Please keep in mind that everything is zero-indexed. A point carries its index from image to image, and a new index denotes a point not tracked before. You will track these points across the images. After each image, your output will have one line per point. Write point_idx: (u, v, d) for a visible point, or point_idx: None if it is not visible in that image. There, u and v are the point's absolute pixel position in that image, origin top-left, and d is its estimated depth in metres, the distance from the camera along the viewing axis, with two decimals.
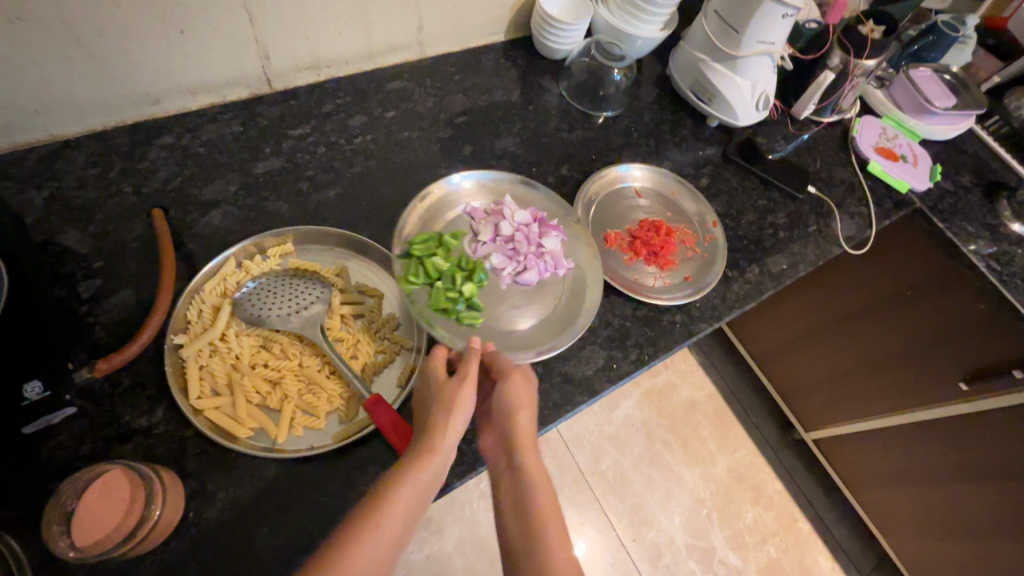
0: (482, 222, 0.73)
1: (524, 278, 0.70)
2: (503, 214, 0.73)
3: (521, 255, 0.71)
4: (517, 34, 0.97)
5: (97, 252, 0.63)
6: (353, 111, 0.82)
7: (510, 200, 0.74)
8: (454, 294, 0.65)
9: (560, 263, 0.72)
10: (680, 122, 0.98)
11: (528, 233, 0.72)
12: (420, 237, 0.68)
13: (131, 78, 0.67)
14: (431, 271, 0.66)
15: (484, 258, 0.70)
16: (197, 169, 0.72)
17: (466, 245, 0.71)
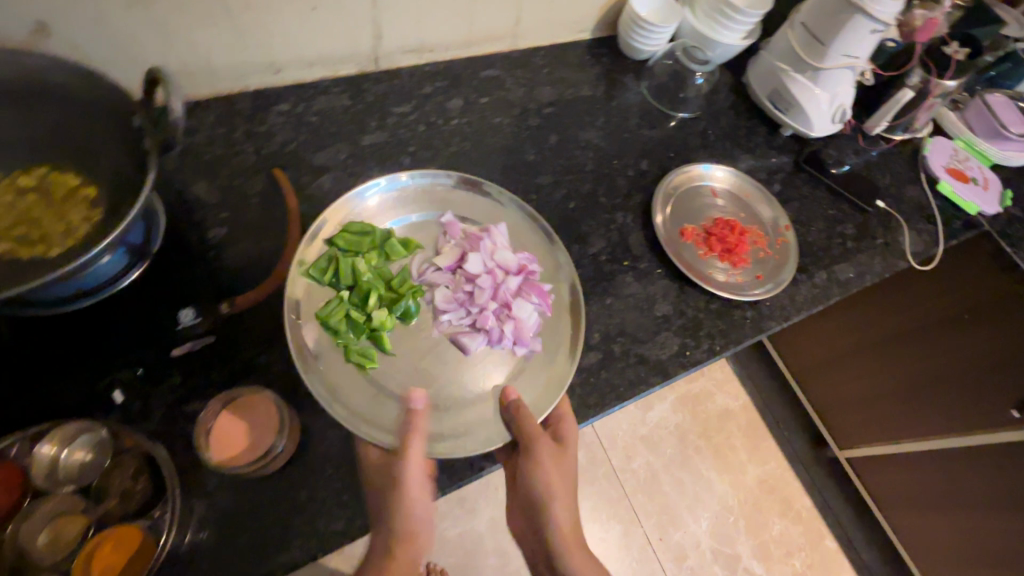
0: (449, 247, 0.68)
1: (445, 323, 0.64)
2: (477, 247, 0.68)
3: (463, 302, 0.65)
4: (604, 33, 1.01)
5: (222, 204, 0.68)
6: (451, 94, 0.87)
7: (499, 237, 0.69)
8: (361, 316, 0.61)
9: (501, 336, 0.64)
10: (754, 129, 1.00)
11: (492, 284, 0.66)
12: (365, 227, 0.66)
13: (263, 48, 0.72)
14: (353, 275, 0.62)
15: (424, 283, 0.66)
16: (310, 136, 0.77)
17: (413, 262, 0.67)
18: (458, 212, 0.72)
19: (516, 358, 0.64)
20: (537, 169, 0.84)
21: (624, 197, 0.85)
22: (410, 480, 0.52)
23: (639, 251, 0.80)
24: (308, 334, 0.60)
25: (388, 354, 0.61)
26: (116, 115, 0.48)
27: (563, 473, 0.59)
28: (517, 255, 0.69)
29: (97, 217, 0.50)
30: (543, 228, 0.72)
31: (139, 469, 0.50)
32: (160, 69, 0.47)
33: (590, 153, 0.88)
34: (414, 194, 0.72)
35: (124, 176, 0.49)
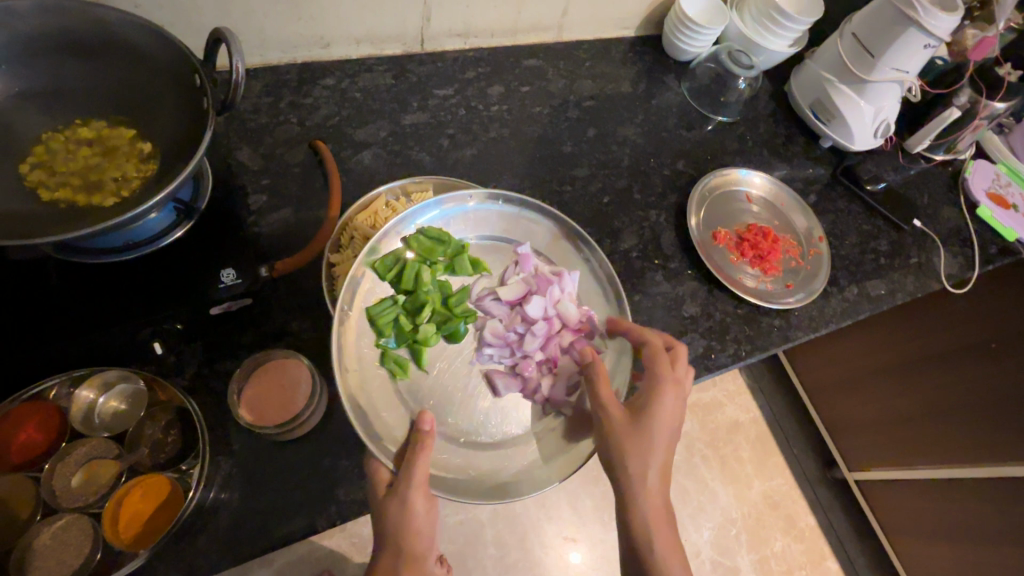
0: (516, 280, 0.64)
1: (487, 360, 0.61)
2: (544, 291, 0.64)
3: (511, 344, 0.62)
4: (649, 31, 1.00)
5: (265, 172, 0.69)
6: (492, 81, 0.87)
7: (570, 284, 0.65)
8: (409, 323, 0.59)
9: (538, 390, 0.61)
10: (793, 139, 1.00)
11: (546, 333, 0.63)
12: (443, 236, 0.62)
13: (315, 21, 0.73)
14: (414, 281, 0.59)
15: (479, 308, 0.63)
16: (352, 112, 0.77)
17: (475, 285, 0.64)
18: (534, 244, 0.68)
19: (543, 413, 0.61)
20: (572, 161, 0.84)
21: (659, 195, 0.85)
22: (416, 504, 0.50)
23: (670, 251, 0.80)
24: (352, 327, 0.56)
25: (422, 370, 0.59)
26: (180, 74, 0.49)
27: (644, 445, 0.54)
28: (580, 311, 0.64)
29: (151, 171, 0.50)
30: (617, 294, 0.66)
31: (171, 421, 0.51)
32: (227, 29, 0.48)
33: (627, 150, 0.88)
34: (498, 217, 0.67)
35: (183, 132, 0.50)
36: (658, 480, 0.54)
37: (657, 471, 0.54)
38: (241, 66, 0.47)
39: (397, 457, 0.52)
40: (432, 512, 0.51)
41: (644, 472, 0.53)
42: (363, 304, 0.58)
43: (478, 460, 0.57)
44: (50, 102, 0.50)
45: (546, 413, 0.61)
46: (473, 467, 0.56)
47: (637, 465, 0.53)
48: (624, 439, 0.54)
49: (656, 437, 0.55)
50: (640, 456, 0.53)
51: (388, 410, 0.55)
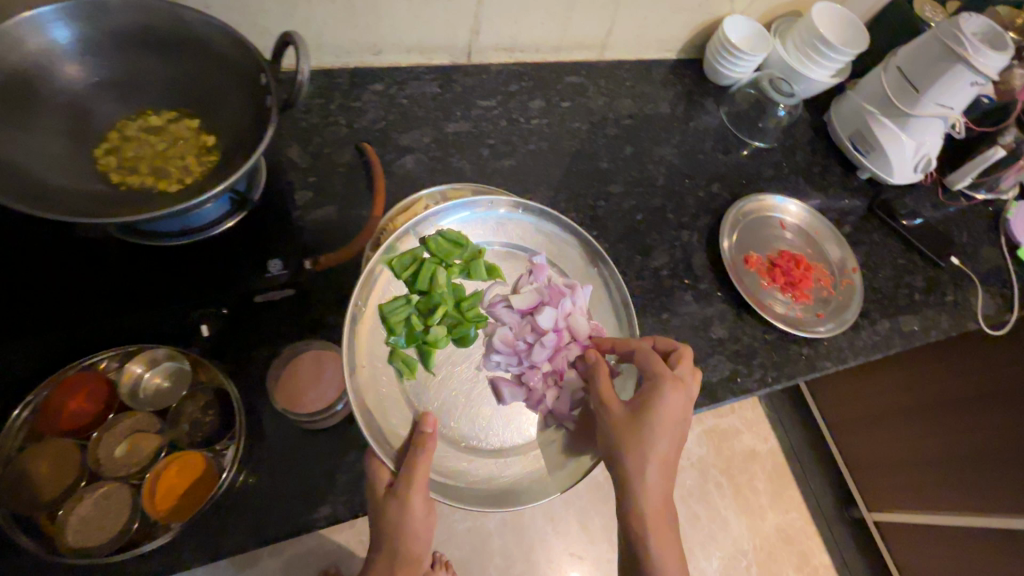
0: (528, 289, 0.64)
1: (492, 365, 0.61)
2: (556, 303, 0.64)
3: (519, 353, 0.62)
4: (690, 54, 1.01)
5: (312, 169, 0.72)
6: (534, 95, 0.89)
7: (582, 298, 0.65)
8: (419, 324, 0.59)
9: (541, 401, 0.61)
10: (830, 168, 0.99)
11: (556, 345, 0.63)
12: (460, 239, 0.62)
13: (370, 29, 0.76)
14: (428, 281, 0.60)
15: (491, 315, 0.63)
16: (398, 117, 0.80)
17: (488, 291, 0.64)
18: (550, 255, 0.69)
19: (543, 424, 0.62)
20: (608, 177, 0.85)
21: (692, 216, 0.85)
22: (413, 507, 0.51)
23: (701, 271, 0.80)
24: (364, 323, 0.57)
25: (429, 371, 0.59)
26: (248, 73, 0.52)
27: (641, 439, 0.54)
28: (591, 325, 0.64)
29: (214, 161, 0.53)
30: (625, 313, 0.68)
31: (209, 403, 0.53)
32: (297, 33, 0.50)
33: (663, 169, 0.89)
34: (518, 225, 0.68)
35: (247, 128, 0.53)
36: (657, 474, 0.54)
37: (656, 464, 0.54)
38: (307, 69, 0.49)
39: (398, 458, 0.53)
40: (429, 515, 0.52)
41: (641, 466, 0.53)
42: (376, 302, 0.59)
43: (478, 466, 0.58)
44: (128, 93, 0.53)
45: (548, 424, 0.62)
46: (473, 473, 0.58)
47: (634, 458, 0.53)
48: (620, 435, 0.54)
49: (655, 431, 0.54)
50: (637, 450, 0.53)
51: (392, 409, 0.56)
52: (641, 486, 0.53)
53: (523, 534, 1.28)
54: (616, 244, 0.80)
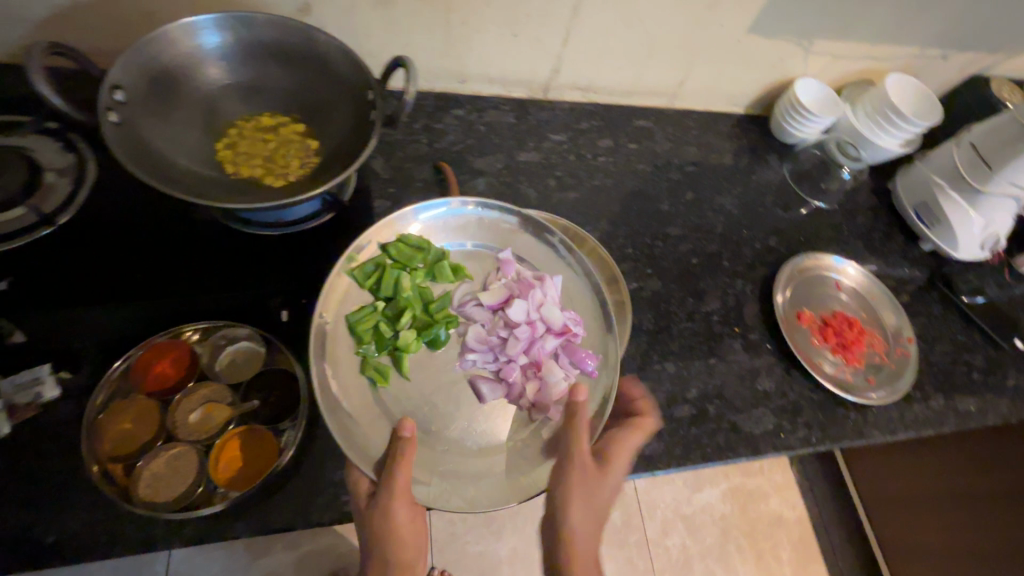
0: (497, 286, 0.65)
1: (466, 363, 0.61)
2: (526, 294, 0.63)
3: (494, 348, 0.62)
4: (758, 111, 1.04)
5: (392, 180, 0.77)
6: (603, 134, 0.93)
7: (552, 285, 0.64)
8: (387, 331, 0.60)
9: (522, 395, 0.60)
10: (891, 236, 0.99)
11: (529, 337, 0.62)
12: (421, 242, 0.63)
13: (461, 59, 0.82)
14: (391, 288, 0.60)
15: (464, 315, 0.63)
16: (475, 142, 0.85)
17: (458, 291, 0.64)
18: (518, 249, 0.68)
19: (528, 419, 0.60)
20: (667, 219, 0.88)
21: (747, 266, 0.86)
22: (397, 514, 0.52)
23: (751, 321, 0.81)
24: (330, 333, 0.58)
25: (403, 376, 0.59)
26: (358, 91, 0.58)
27: (593, 486, 0.55)
28: (565, 315, 0.63)
29: (314, 164, 0.58)
30: (601, 299, 0.65)
31: (277, 385, 0.57)
32: (408, 57, 0.56)
33: (721, 218, 0.91)
34: (484, 222, 0.68)
35: (351, 138, 0.57)
36: (591, 524, 0.55)
37: (593, 522, 0.56)
38: (414, 91, 0.54)
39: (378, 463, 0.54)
40: (412, 522, 0.54)
41: (582, 521, 0.54)
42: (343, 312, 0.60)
43: (463, 468, 0.57)
44: (250, 96, 0.59)
45: (527, 423, 0.60)
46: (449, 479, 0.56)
47: (581, 519, 0.54)
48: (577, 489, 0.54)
49: (603, 481, 0.56)
50: (585, 493, 0.55)
51: (374, 410, 0.57)
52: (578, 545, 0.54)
53: (533, 568, 1.25)
54: (669, 284, 0.81)
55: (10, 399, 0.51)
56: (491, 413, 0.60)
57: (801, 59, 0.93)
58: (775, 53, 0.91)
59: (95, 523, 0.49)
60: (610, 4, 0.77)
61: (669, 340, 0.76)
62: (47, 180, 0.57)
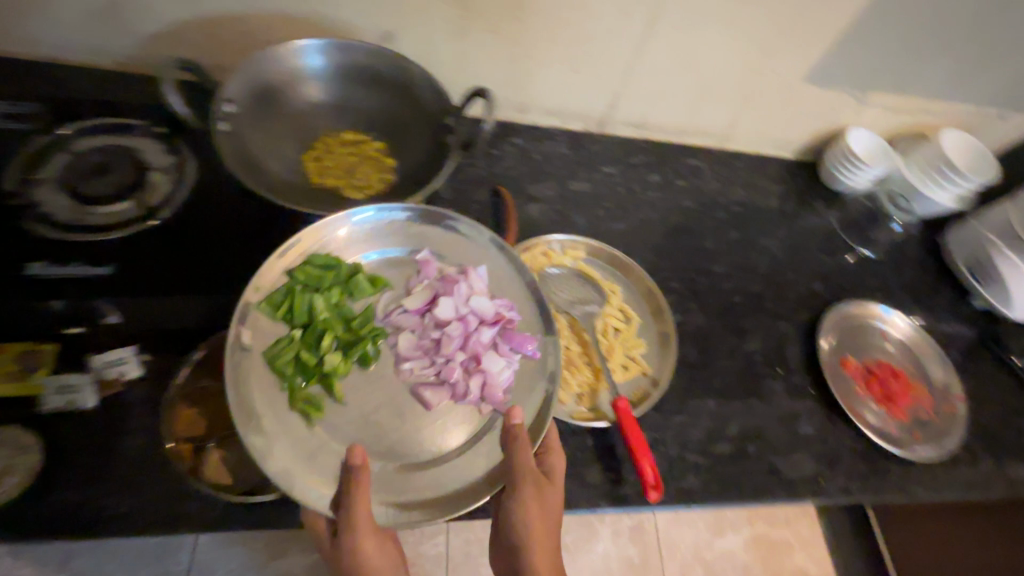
0: (421, 286, 0.60)
1: (404, 374, 0.56)
2: (451, 291, 0.59)
3: (429, 351, 0.58)
4: (808, 157, 1.06)
5: (452, 200, 0.81)
6: (654, 170, 0.96)
7: (477, 274, 0.61)
8: (311, 357, 0.54)
9: (466, 393, 0.56)
10: (940, 290, 0.97)
11: (462, 333, 0.58)
12: (330, 260, 0.57)
13: (523, 92, 0.86)
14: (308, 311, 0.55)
15: (394, 329, 0.58)
16: (530, 169, 0.89)
17: (379, 303, 0.59)
18: (438, 250, 0.63)
19: (480, 417, 0.57)
20: (712, 257, 0.89)
21: (791, 310, 0.87)
22: (366, 543, 0.47)
23: (793, 364, 0.81)
24: (246, 377, 0.52)
25: (337, 402, 0.54)
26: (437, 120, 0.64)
27: (544, 493, 0.53)
28: (496, 303, 0.60)
29: (390, 181, 0.63)
30: (528, 280, 0.63)
31: None
32: (488, 89, 0.62)
33: (767, 259, 0.92)
34: (403, 231, 0.62)
35: (429, 159, 0.63)
36: (549, 537, 0.52)
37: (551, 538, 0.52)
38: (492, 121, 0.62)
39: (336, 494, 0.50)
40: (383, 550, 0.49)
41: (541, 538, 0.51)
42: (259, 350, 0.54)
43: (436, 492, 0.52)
44: (337, 115, 0.64)
45: (476, 442, 0.55)
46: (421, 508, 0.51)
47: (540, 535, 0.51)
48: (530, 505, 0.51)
49: (551, 489, 0.54)
50: (538, 501, 0.52)
51: (326, 444, 0.52)
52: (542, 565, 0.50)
53: None
54: (712, 320, 0.82)
55: (99, 373, 0.55)
56: (434, 438, 0.55)
57: (853, 110, 0.95)
58: (828, 103, 0.93)
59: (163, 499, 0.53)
60: (670, 50, 0.80)
61: (710, 376, 0.76)
62: (150, 180, 0.61)
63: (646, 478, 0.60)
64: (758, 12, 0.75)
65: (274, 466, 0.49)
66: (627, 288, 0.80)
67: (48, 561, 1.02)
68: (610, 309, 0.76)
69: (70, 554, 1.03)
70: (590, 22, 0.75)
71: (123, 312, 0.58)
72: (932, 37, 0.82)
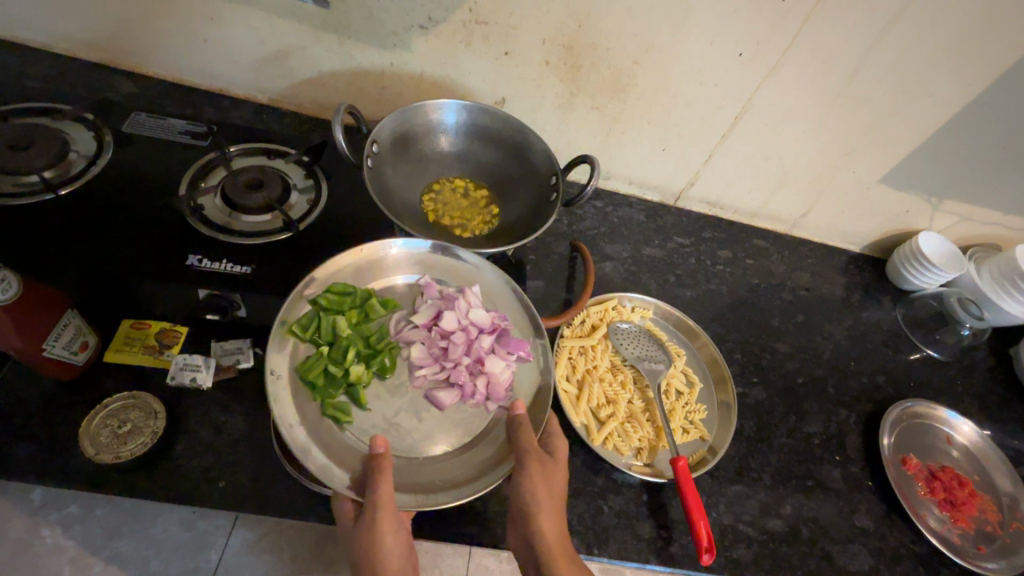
0: (425, 305, 0.65)
1: (416, 381, 0.61)
2: (452, 305, 0.65)
3: (437, 357, 0.63)
4: (875, 253, 1.08)
5: (534, 249, 0.88)
6: (723, 246, 1.01)
7: (473, 290, 0.66)
8: (337, 369, 0.59)
9: (474, 394, 0.62)
10: (1010, 403, 0.95)
11: (465, 342, 0.63)
12: (347, 287, 0.62)
13: (610, 161, 0.94)
14: (329, 330, 0.60)
15: (404, 345, 0.63)
16: (608, 230, 0.95)
17: (391, 321, 0.65)
18: (436, 274, 0.68)
19: (488, 416, 0.62)
20: (777, 336, 0.92)
21: (852, 399, 0.87)
22: (381, 526, 0.50)
23: (853, 454, 0.81)
24: (287, 392, 0.56)
25: (363, 408, 0.59)
26: (545, 180, 0.72)
27: (548, 472, 0.55)
28: (491, 313, 0.65)
29: (492, 227, 0.73)
30: (518, 293, 0.68)
31: None
32: (593, 157, 0.72)
33: (830, 345, 0.94)
34: (406, 254, 0.68)
35: (533, 210, 0.72)
36: (554, 508, 0.54)
37: (555, 510, 0.54)
38: (595, 184, 0.71)
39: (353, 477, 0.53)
40: (400, 532, 0.52)
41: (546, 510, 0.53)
42: (290, 369, 0.58)
43: (449, 482, 0.55)
44: (456, 166, 0.76)
45: (472, 444, 0.59)
46: (427, 492, 0.54)
47: (545, 509, 0.53)
48: (536, 480, 0.54)
49: (553, 466, 0.57)
50: (543, 480, 0.54)
51: (354, 441, 0.56)
52: (549, 541, 0.53)
53: None
54: (773, 397, 0.84)
55: (218, 358, 0.63)
56: (436, 447, 0.58)
57: (925, 214, 0.98)
58: (901, 205, 0.97)
59: (255, 479, 0.59)
60: (754, 139, 0.87)
61: (767, 451, 0.77)
62: (291, 200, 0.71)
63: (700, 539, 0.60)
64: (841, 115, 0.82)
65: (316, 461, 0.53)
66: (692, 354, 0.83)
67: (93, 536, 0.93)
68: (677, 370, 0.79)
69: (117, 529, 0.94)
70: (683, 107, 0.83)
71: (248, 308, 0.65)
72: (1009, 158, 0.86)
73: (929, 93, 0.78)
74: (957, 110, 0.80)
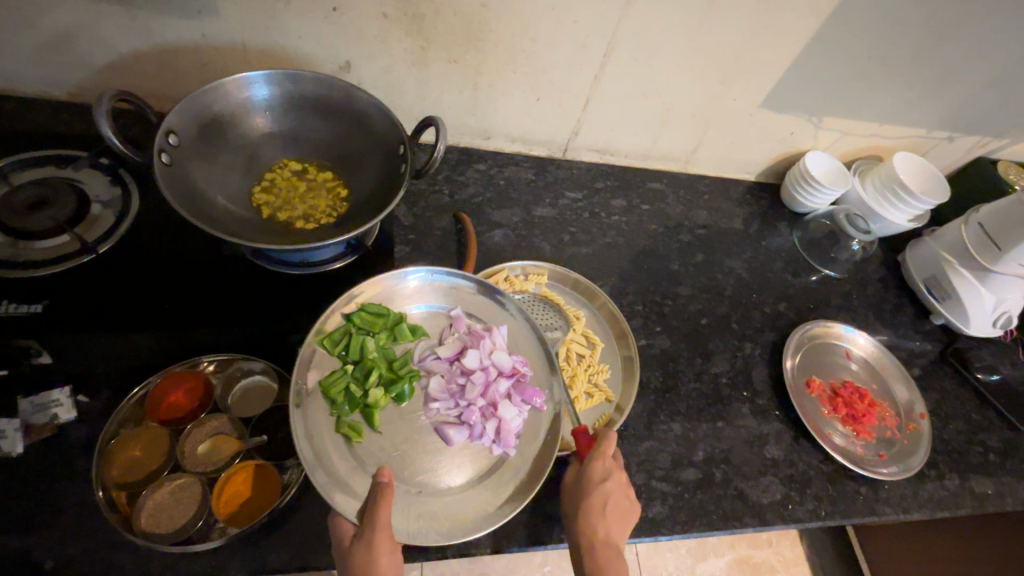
0: (453, 338, 0.64)
1: (431, 407, 0.59)
2: (479, 343, 0.63)
3: (455, 394, 0.60)
4: (768, 179, 1.08)
5: (413, 228, 0.80)
6: (617, 195, 0.96)
7: (499, 333, 0.64)
8: (358, 389, 0.57)
9: (482, 434, 0.59)
10: (902, 308, 0.99)
11: (485, 381, 0.61)
12: (381, 309, 0.61)
13: (486, 118, 0.86)
14: (357, 349, 0.59)
15: (425, 371, 0.62)
16: (495, 196, 0.88)
17: (415, 349, 0.63)
18: (466, 308, 0.67)
19: (493, 459, 0.59)
20: (677, 280, 0.90)
21: (756, 330, 0.87)
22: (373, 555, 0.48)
23: (760, 386, 0.81)
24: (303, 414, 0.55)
25: (375, 431, 0.57)
26: (391, 147, 0.65)
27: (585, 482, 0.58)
28: (514, 358, 0.63)
29: (342, 211, 0.65)
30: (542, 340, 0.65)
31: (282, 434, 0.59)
32: (439, 116, 0.64)
33: (731, 280, 0.93)
34: (432, 287, 0.67)
35: (382, 183, 0.64)
36: (591, 515, 0.56)
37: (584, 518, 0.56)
38: (446, 141, 0.63)
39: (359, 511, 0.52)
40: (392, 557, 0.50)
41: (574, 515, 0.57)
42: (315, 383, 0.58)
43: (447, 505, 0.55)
44: (288, 144, 0.66)
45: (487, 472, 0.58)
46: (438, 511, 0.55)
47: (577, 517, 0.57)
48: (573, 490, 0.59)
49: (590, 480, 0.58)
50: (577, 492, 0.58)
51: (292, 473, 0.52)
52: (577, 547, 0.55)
53: None
54: (677, 343, 0.82)
55: (27, 419, 0.54)
56: (444, 480, 0.57)
57: (809, 134, 0.97)
58: (785, 128, 0.95)
59: (89, 551, 0.50)
60: (630, 78, 0.82)
61: (676, 400, 0.76)
62: (93, 212, 0.62)
63: None
64: (710, 42, 0.78)
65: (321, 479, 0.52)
66: (591, 313, 0.79)
67: None
68: (576, 333, 0.75)
69: None
70: (547, 50, 0.76)
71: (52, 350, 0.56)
72: (878, 68, 0.85)
73: (793, 8, 0.74)
74: (824, 23, 0.77)
